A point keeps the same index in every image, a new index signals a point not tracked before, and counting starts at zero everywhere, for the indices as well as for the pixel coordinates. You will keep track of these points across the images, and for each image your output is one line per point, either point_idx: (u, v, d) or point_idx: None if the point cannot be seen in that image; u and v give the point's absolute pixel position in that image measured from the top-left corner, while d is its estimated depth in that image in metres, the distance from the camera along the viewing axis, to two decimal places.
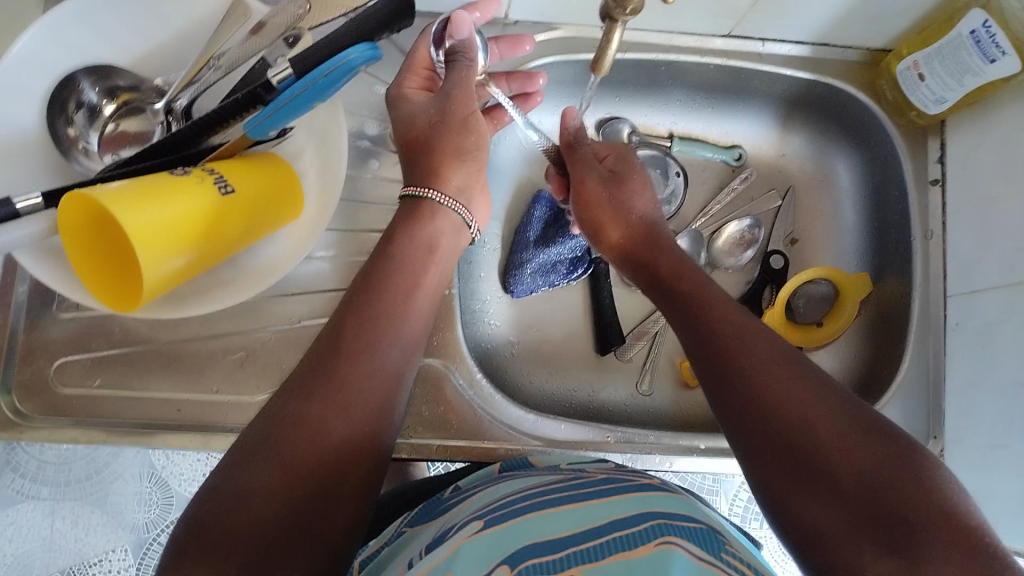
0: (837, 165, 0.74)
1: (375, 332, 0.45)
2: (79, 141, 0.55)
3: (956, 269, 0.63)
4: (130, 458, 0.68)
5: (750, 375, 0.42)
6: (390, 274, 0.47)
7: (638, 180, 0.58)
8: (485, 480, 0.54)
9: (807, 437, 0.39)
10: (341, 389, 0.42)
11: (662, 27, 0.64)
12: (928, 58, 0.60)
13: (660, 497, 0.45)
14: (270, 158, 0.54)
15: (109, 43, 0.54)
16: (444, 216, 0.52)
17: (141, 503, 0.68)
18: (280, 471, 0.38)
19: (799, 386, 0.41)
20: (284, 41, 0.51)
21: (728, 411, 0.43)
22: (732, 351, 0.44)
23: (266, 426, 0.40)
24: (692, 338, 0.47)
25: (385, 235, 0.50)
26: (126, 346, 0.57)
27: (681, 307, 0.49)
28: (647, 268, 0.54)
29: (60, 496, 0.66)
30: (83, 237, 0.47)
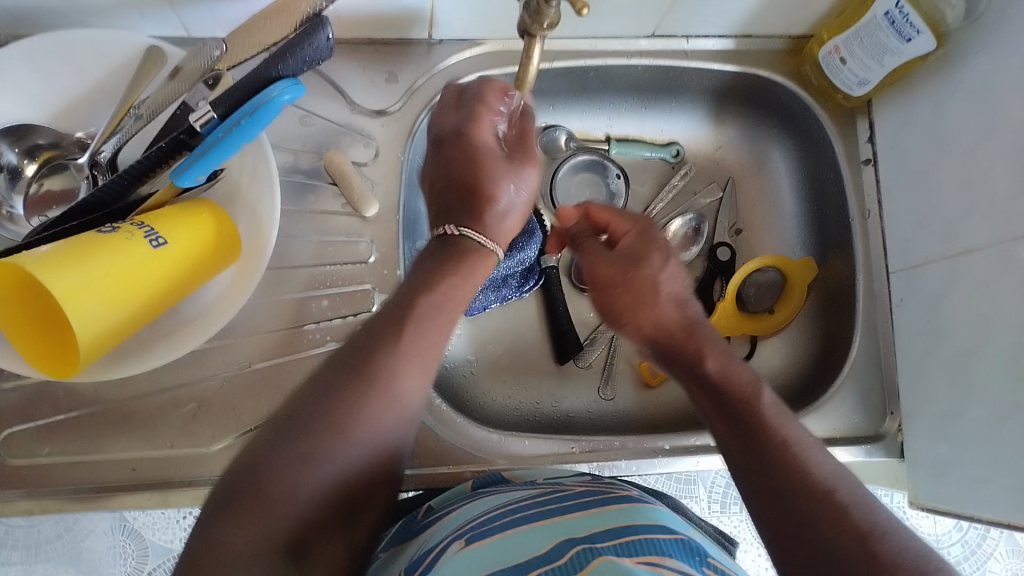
0: (772, 152, 0.75)
1: (422, 341, 0.46)
2: (4, 206, 0.54)
3: (896, 245, 0.64)
4: (100, 515, 0.65)
5: (803, 506, 0.41)
6: (435, 283, 0.48)
7: (658, 253, 0.55)
8: (459, 498, 0.54)
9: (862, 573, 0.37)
10: (374, 400, 0.43)
11: (586, 33, 0.64)
12: (847, 42, 0.60)
13: (633, 504, 0.45)
14: (206, 205, 0.53)
15: (22, 103, 0.52)
16: (487, 257, 0.51)
17: (115, 557, 0.65)
18: (307, 471, 0.40)
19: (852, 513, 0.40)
20: (204, 84, 0.50)
21: (777, 519, 0.42)
22: (788, 476, 0.43)
23: (308, 412, 0.42)
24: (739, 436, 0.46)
25: (428, 252, 0.50)
26: (73, 410, 0.56)
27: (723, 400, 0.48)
28: (686, 363, 0.51)
29: (32, 559, 0.65)
30: (10, 299, 0.45)
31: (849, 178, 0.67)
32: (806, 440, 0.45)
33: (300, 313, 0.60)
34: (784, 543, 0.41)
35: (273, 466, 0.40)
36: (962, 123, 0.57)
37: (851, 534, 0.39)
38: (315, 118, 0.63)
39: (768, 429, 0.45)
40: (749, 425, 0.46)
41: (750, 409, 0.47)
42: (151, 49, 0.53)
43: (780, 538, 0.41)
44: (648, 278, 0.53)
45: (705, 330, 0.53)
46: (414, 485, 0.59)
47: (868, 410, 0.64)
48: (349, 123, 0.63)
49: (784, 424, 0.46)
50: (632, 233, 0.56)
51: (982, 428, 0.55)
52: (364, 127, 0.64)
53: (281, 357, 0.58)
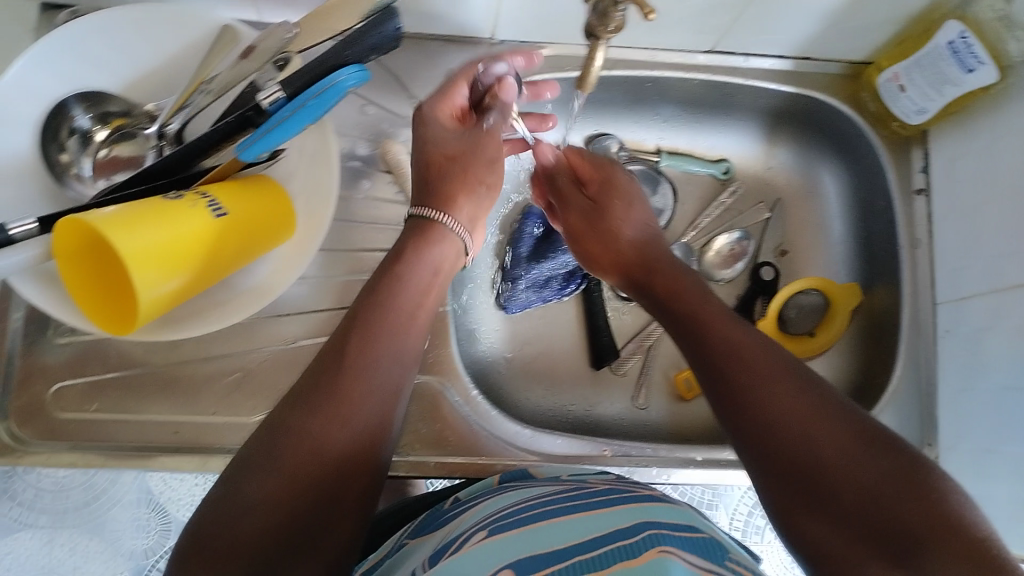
0: (822, 175, 0.74)
1: (374, 350, 0.44)
2: (72, 167, 0.55)
3: (945, 277, 0.63)
4: (128, 484, 0.68)
5: (748, 397, 0.42)
6: (393, 296, 0.47)
7: (622, 204, 0.56)
8: (484, 492, 0.54)
9: (810, 459, 0.39)
10: (341, 406, 0.41)
11: (647, 44, 0.65)
12: (908, 70, 0.60)
13: (657, 507, 0.45)
14: (264, 181, 0.55)
15: (101, 70, 0.55)
16: (453, 242, 0.51)
17: (139, 530, 0.68)
18: (278, 489, 0.39)
19: (783, 382, 0.42)
20: (274, 65, 0.52)
21: (727, 412, 0.43)
22: (728, 373, 0.44)
23: (268, 436, 0.40)
24: (691, 350, 0.47)
25: (391, 254, 0.50)
26: (123, 369, 0.58)
27: (675, 322, 0.50)
28: (647, 293, 0.53)
29: (57, 525, 0.66)
30: (76, 258, 0.47)
31: (900, 207, 0.67)
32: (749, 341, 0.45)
33: (345, 295, 0.61)
34: (742, 441, 0.43)
35: (232, 485, 0.39)
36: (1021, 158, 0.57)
37: (798, 419, 0.40)
38: (376, 108, 0.65)
39: (709, 335, 0.47)
40: (694, 339, 0.47)
41: (696, 324, 0.48)
42: (226, 27, 0.55)
43: (736, 439, 0.43)
44: (611, 223, 0.56)
45: (661, 256, 0.54)
46: (444, 473, 0.59)
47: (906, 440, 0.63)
48: (407, 116, 0.65)
49: (724, 326, 0.47)
50: (592, 180, 0.58)
51: None
52: None
53: (324, 336, 0.60)
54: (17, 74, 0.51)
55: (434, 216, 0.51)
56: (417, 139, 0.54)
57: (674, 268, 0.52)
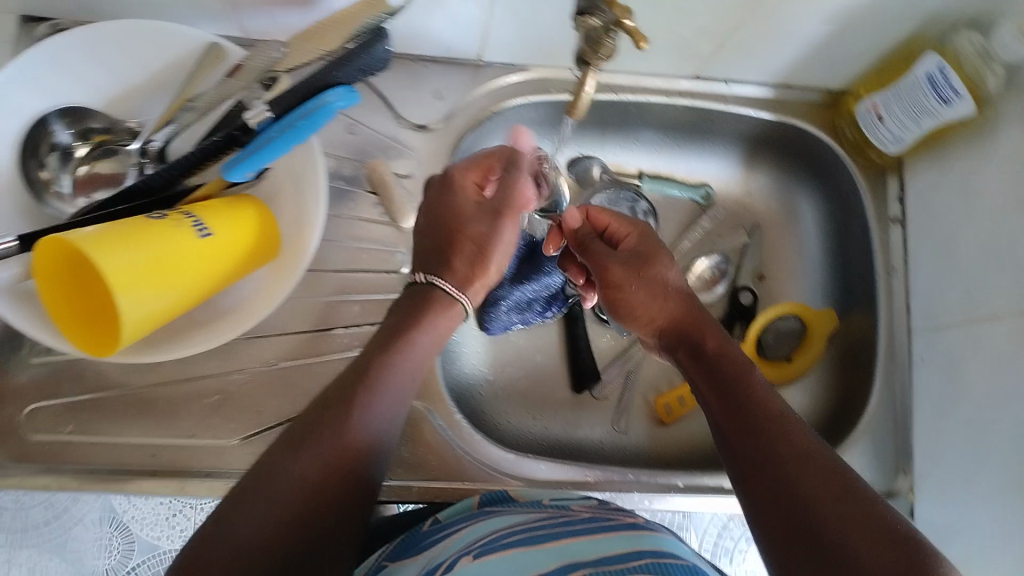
0: (801, 203, 0.75)
1: (375, 411, 0.47)
2: (52, 185, 0.54)
3: (920, 304, 0.65)
4: (91, 503, 0.65)
5: (785, 471, 0.41)
6: (399, 362, 0.49)
7: (663, 255, 0.55)
8: (464, 516, 0.54)
9: (839, 540, 0.37)
10: (337, 462, 0.44)
11: (631, 68, 0.66)
12: (886, 100, 0.62)
13: (645, 534, 0.45)
14: (250, 200, 0.54)
15: (83, 86, 0.54)
16: (457, 310, 0.54)
17: (101, 549, 0.65)
18: (267, 532, 0.41)
19: (822, 464, 0.41)
20: (261, 84, 0.51)
21: (762, 486, 0.42)
22: (766, 446, 0.43)
23: (264, 479, 0.42)
24: (725, 418, 0.46)
25: (398, 318, 0.52)
26: (98, 390, 0.57)
27: (711, 385, 0.48)
28: (687, 350, 0.51)
29: (17, 543, 0.65)
30: (55, 276, 0.46)
31: (876, 235, 0.68)
32: (784, 415, 0.44)
33: (326, 316, 0.61)
34: (769, 516, 0.41)
35: (223, 522, 0.40)
36: (994, 190, 0.58)
37: (831, 499, 0.39)
38: (362, 128, 0.65)
39: (749, 399, 0.45)
40: (731, 402, 0.46)
41: (736, 386, 0.47)
42: (212, 46, 0.54)
43: (765, 517, 0.41)
44: (657, 278, 0.54)
45: (703, 312, 0.53)
46: (419, 496, 0.59)
47: (883, 466, 0.64)
48: (393, 136, 0.65)
49: (768, 397, 0.45)
50: (629, 235, 0.57)
51: (998, 492, 0.55)
52: (408, 141, 0.65)
53: (305, 358, 0.59)
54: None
55: (444, 287, 0.53)
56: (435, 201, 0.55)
57: (717, 327, 0.52)
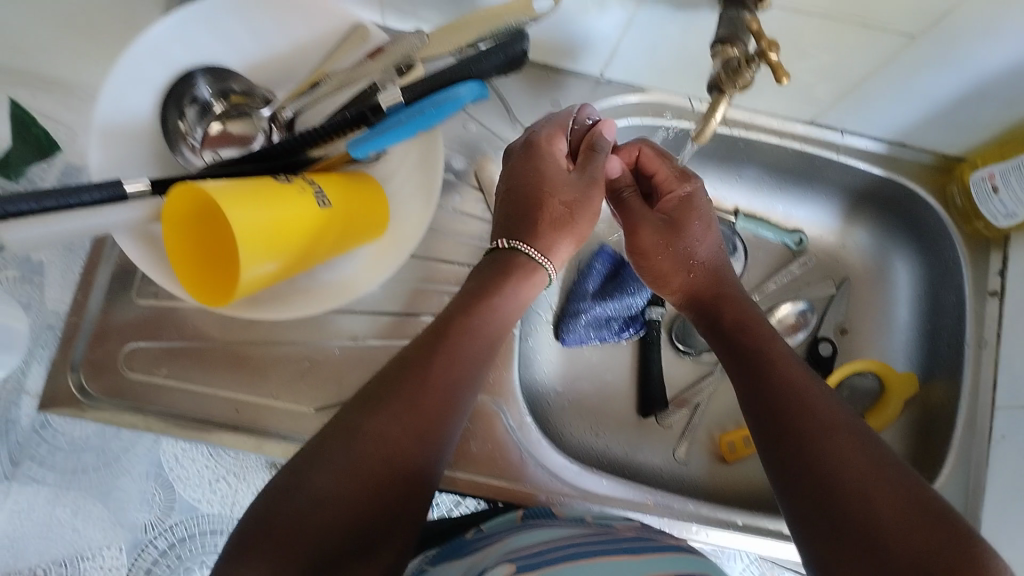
0: (896, 262, 0.75)
1: (455, 376, 0.48)
2: (187, 136, 0.57)
3: (1007, 382, 0.63)
4: (140, 455, 0.69)
5: (807, 441, 0.44)
6: (481, 325, 0.50)
7: (699, 221, 0.58)
8: (508, 526, 0.54)
9: (859, 509, 0.40)
10: (416, 420, 0.45)
11: (749, 104, 0.66)
12: (1005, 172, 0.61)
13: (691, 559, 0.46)
14: (366, 179, 0.56)
15: (230, 48, 0.56)
16: (539, 275, 0.55)
17: (143, 503, 0.69)
18: (343, 488, 0.41)
19: (844, 435, 0.44)
20: (396, 70, 0.53)
21: (783, 454, 0.45)
22: (787, 415, 0.46)
23: (343, 433, 0.43)
24: (750, 389, 0.49)
25: (483, 276, 0.53)
26: (193, 340, 0.59)
27: (740, 358, 0.52)
28: (713, 320, 0.56)
29: (65, 485, 0.68)
30: (181, 220, 0.48)
31: (971, 305, 0.67)
32: (814, 388, 0.47)
33: (417, 301, 0.62)
34: (789, 482, 0.44)
35: (301, 475, 0.41)
36: None
37: (850, 469, 0.42)
38: (478, 126, 0.66)
39: (774, 372, 0.49)
40: (758, 374, 0.49)
41: (762, 359, 0.50)
42: (357, 27, 0.56)
43: (785, 483, 0.44)
44: (685, 245, 0.58)
45: (730, 286, 0.58)
46: (480, 491, 0.60)
47: None
48: (506, 138, 0.66)
49: (792, 370, 0.49)
50: (670, 189, 0.59)
51: None
52: None
53: (392, 338, 0.60)
54: (155, 36, 0.52)
55: (529, 253, 0.54)
56: (522, 161, 0.56)
57: (742, 301, 0.56)
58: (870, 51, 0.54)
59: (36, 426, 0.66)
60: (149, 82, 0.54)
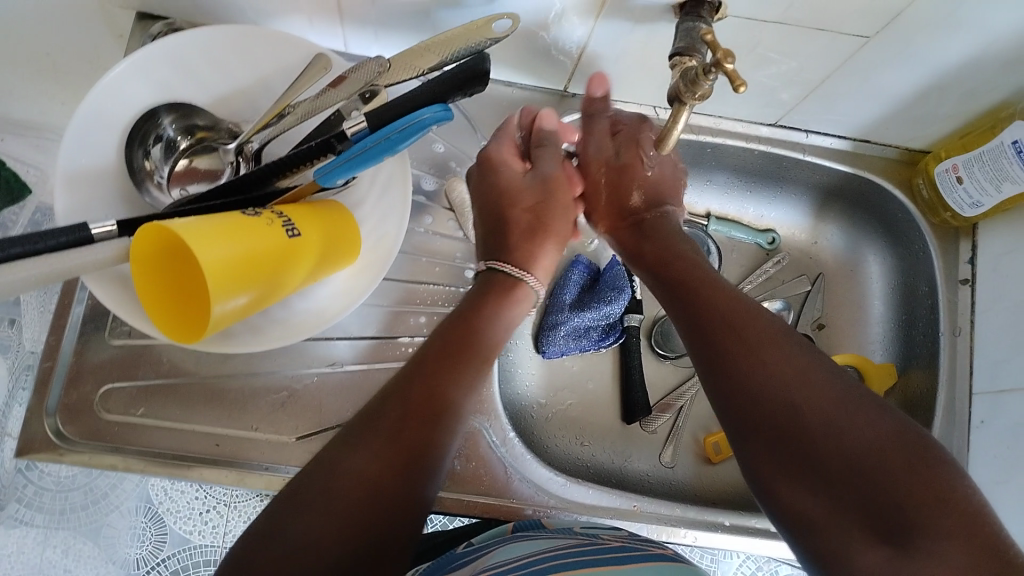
0: (868, 257, 0.76)
1: (442, 408, 0.47)
2: (153, 174, 0.56)
3: (983, 368, 0.64)
4: (128, 491, 0.72)
5: (733, 361, 0.46)
6: (467, 354, 0.51)
7: (645, 158, 0.59)
8: (499, 539, 0.54)
9: (790, 420, 0.42)
10: (404, 452, 0.44)
11: (712, 111, 0.67)
12: (967, 162, 0.62)
13: (676, 568, 0.46)
14: (336, 206, 0.56)
15: (191, 83, 0.56)
16: (525, 291, 0.58)
17: (134, 538, 0.72)
18: (328, 532, 0.40)
19: (769, 350, 0.45)
20: (360, 96, 0.53)
21: (711, 373, 0.47)
22: (715, 338, 0.47)
23: (323, 472, 0.43)
24: (682, 312, 0.51)
25: (468, 303, 0.55)
26: (170, 376, 0.58)
27: (670, 286, 0.53)
28: (642, 251, 0.58)
29: (54, 525, 0.70)
30: (148, 260, 0.47)
31: (944, 295, 0.68)
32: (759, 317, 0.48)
33: (394, 324, 0.62)
34: (724, 402, 0.46)
35: (282, 518, 0.41)
36: None
37: (779, 383, 0.43)
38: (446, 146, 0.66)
39: (700, 297, 0.50)
40: (687, 299, 0.51)
41: (689, 286, 0.52)
42: (319, 55, 0.55)
43: (721, 404, 0.46)
44: (634, 175, 0.59)
45: (662, 220, 0.59)
46: (467, 511, 0.60)
47: None
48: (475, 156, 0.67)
49: (717, 292, 0.50)
50: (622, 126, 0.60)
51: None
52: None
53: (371, 363, 0.60)
54: (114, 76, 0.52)
55: (510, 271, 0.57)
56: (487, 182, 0.59)
57: (666, 235, 0.58)
58: (827, 53, 0.55)
59: (21, 467, 0.68)
60: (111, 121, 0.54)
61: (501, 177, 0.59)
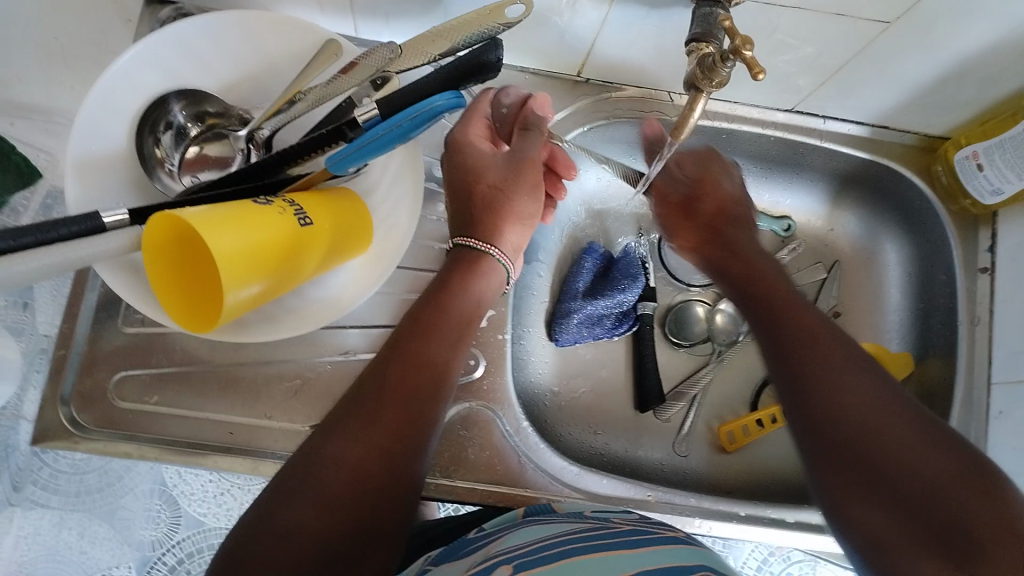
0: (885, 245, 0.75)
1: (417, 386, 0.46)
2: (164, 161, 0.56)
3: (1003, 357, 0.63)
4: (142, 475, 0.71)
5: (810, 380, 0.47)
6: (439, 330, 0.50)
7: (716, 180, 0.61)
8: (509, 524, 0.54)
9: (866, 441, 0.43)
10: (380, 433, 0.44)
11: (729, 97, 0.66)
12: (989, 149, 0.61)
13: (689, 550, 0.46)
14: (347, 193, 0.56)
15: (202, 71, 0.56)
16: (494, 270, 0.54)
17: (148, 521, 0.71)
18: (313, 519, 0.40)
19: (849, 372, 0.46)
20: (371, 83, 0.52)
21: (788, 392, 0.48)
22: (795, 357, 0.48)
23: (305, 459, 0.42)
24: (761, 332, 0.52)
25: (437, 281, 0.53)
26: (183, 364, 0.59)
27: (750, 306, 0.54)
28: (719, 271, 0.59)
29: (69, 507, 0.67)
30: (160, 251, 0.47)
31: (963, 283, 0.67)
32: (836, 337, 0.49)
33: (406, 312, 0.62)
34: (800, 419, 0.47)
35: (269, 508, 0.41)
36: None
37: (854, 404, 0.45)
38: None
39: (782, 315, 0.51)
40: (767, 318, 0.52)
41: (767, 304, 0.53)
42: (330, 42, 0.55)
43: (797, 420, 0.47)
44: (716, 189, 0.61)
45: (738, 236, 0.59)
46: (478, 500, 0.60)
47: None
48: None
49: (800, 312, 0.51)
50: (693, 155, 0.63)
51: None
52: None
53: None
54: (124, 64, 0.52)
55: (475, 246, 0.54)
56: (454, 163, 0.56)
57: (748, 252, 0.58)
58: (847, 38, 0.54)
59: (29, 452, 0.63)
60: (122, 109, 0.53)
61: (468, 156, 0.55)
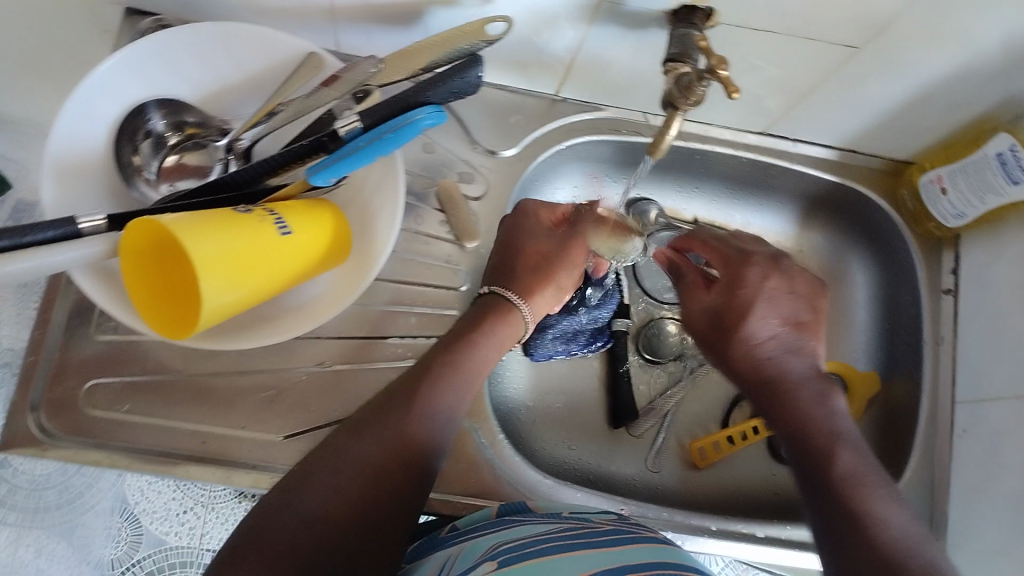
0: (853, 265, 0.77)
1: (436, 402, 0.49)
2: (141, 169, 0.56)
3: (965, 376, 0.65)
4: (105, 490, 0.69)
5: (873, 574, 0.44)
6: (464, 358, 0.52)
7: (750, 301, 0.56)
8: (484, 523, 0.54)
9: None
10: (400, 440, 0.46)
11: (703, 118, 0.68)
12: (952, 173, 0.63)
13: (657, 548, 0.47)
14: (327, 206, 0.56)
15: (184, 80, 0.56)
16: (518, 326, 0.58)
17: (108, 539, 0.69)
18: (334, 508, 0.42)
19: (910, 564, 0.44)
20: (353, 95, 0.53)
21: (846, 570, 0.45)
22: (856, 544, 0.46)
23: (332, 459, 0.45)
24: (816, 501, 0.50)
25: (466, 322, 0.56)
26: (156, 373, 0.58)
27: (806, 470, 0.51)
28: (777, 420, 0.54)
29: (27, 523, 0.68)
30: (138, 257, 0.47)
31: (927, 304, 0.69)
32: (870, 478, 0.50)
33: (382, 324, 0.62)
34: None
35: (288, 488, 0.43)
36: None
37: None
38: (438, 148, 0.67)
39: (841, 487, 0.49)
40: (822, 484, 0.50)
41: (826, 467, 0.50)
42: (312, 55, 0.55)
43: None
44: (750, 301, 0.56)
45: (798, 384, 0.54)
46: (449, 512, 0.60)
47: None
48: (466, 159, 0.67)
49: (860, 488, 0.49)
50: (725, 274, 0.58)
51: None
52: (478, 164, 0.67)
53: (357, 363, 0.60)
54: (109, 68, 0.52)
55: (512, 299, 0.57)
56: (511, 225, 0.61)
57: (811, 397, 0.54)
58: (817, 62, 0.55)
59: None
60: (101, 116, 0.53)
61: (528, 226, 0.60)
